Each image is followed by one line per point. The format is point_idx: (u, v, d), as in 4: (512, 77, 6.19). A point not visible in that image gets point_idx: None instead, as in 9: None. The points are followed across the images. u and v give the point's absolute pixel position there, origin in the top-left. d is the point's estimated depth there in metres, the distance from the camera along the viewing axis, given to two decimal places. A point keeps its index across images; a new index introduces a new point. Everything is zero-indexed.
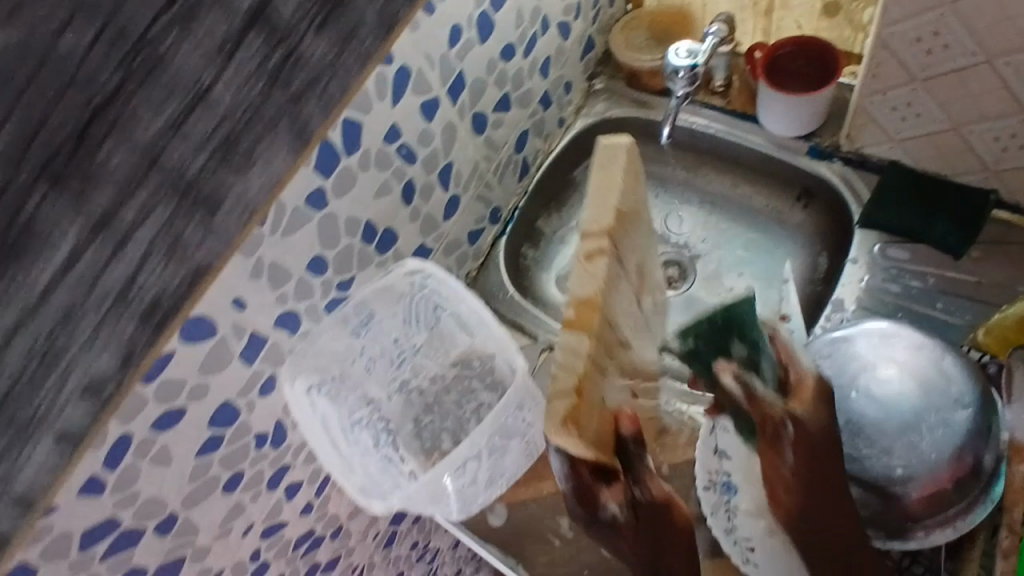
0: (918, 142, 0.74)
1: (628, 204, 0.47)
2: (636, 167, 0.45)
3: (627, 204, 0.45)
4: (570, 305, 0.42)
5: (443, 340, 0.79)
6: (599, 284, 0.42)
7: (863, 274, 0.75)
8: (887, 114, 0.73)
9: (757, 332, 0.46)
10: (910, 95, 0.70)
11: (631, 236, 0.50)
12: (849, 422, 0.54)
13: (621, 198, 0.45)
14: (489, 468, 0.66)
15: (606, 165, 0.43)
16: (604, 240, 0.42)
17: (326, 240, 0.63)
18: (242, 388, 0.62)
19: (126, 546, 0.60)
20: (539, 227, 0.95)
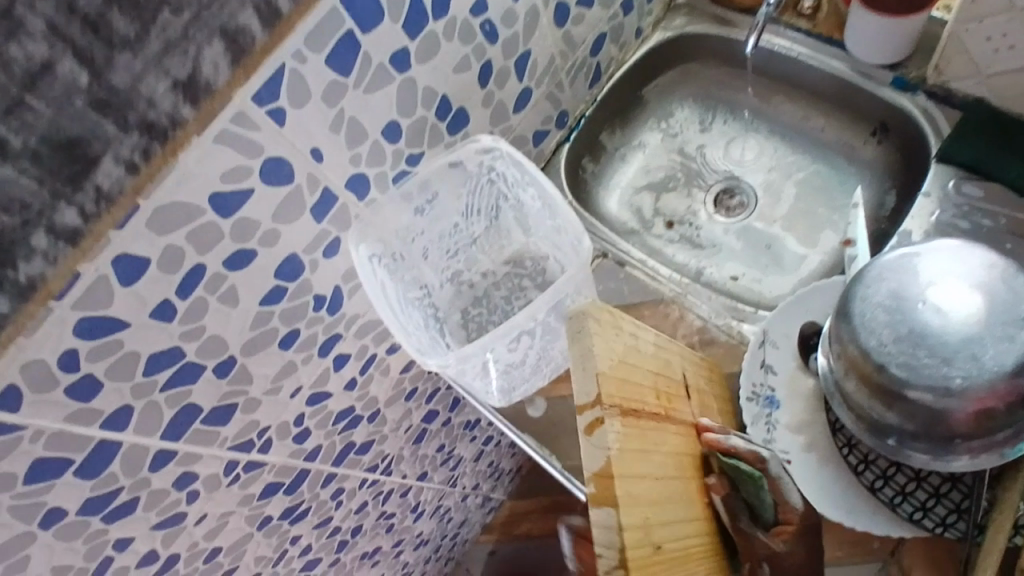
0: (1006, 77, 0.68)
1: (620, 349, 0.53)
2: (606, 319, 0.52)
3: (610, 340, 0.52)
4: (590, 482, 0.48)
5: (499, 236, 0.81)
6: (610, 455, 0.48)
7: (934, 208, 0.74)
8: (981, 45, 0.67)
9: (759, 468, 0.58)
10: (1006, 24, 0.64)
11: (631, 357, 0.56)
12: (912, 332, 0.54)
13: (622, 363, 0.52)
14: (538, 351, 0.67)
15: (579, 336, 0.50)
16: (601, 410, 0.48)
17: (403, 106, 0.65)
18: (309, 243, 0.64)
19: (187, 381, 0.63)
20: (600, 140, 0.93)
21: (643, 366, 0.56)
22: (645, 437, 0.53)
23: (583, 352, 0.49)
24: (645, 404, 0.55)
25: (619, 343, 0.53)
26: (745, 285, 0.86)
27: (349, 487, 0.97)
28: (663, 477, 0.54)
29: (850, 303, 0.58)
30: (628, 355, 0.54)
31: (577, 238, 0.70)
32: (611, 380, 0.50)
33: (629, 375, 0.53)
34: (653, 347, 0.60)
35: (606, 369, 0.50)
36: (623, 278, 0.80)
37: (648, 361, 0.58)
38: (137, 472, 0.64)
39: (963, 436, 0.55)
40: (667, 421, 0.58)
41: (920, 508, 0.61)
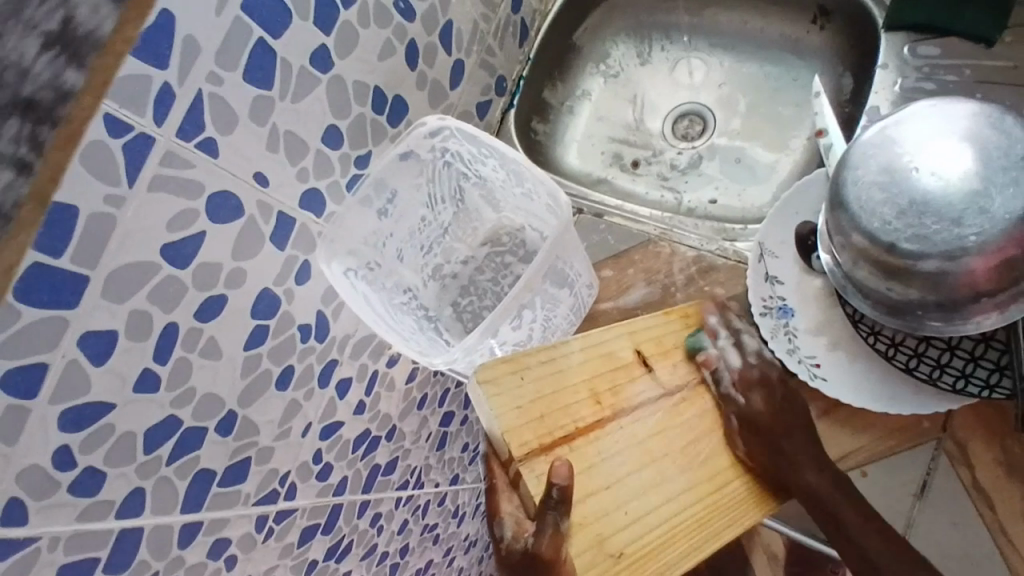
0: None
1: (533, 391, 0.51)
2: (506, 360, 0.51)
3: (520, 381, 0.51)
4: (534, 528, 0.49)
5: (470, 218, 0.79)
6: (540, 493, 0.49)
7: (895, 77, 0.73)
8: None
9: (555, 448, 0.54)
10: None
11: (557, 366, 0.53)
12: (913, 202, 0.53)
13: (537, 405, 0.51)
14: (542, 321, 0.64)
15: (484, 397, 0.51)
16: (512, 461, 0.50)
17: (337, 108, 0.62)
18: (279, 273, 0.61)
19: (191, 448, 0.59)
20: (544, 99, 0.90)
21: (572, 382, 0.53)
22: (587, 462, 0.51)
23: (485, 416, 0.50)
24: (585, 429, 0.52)
25: (526, 389, 0.51)
26: (726, 205, 0.84)
27: (386, 511, 0.94)
28: (625, 481, 0.52)
29: (844, 190, 0.57)
30: (546, 385, 0.52)
31: (549, 197, 0.67)
32: (528, 431, 0.50)
33: (552, 413, 0.51)
34: (584, 352, 0.55)
35: (516, 424, 0.50)
36: (605, 227, 0.77)
37: (585, 372, 0.54)
38: (167, 553, 0.60)
39: (986, 293, 0.54)
40: (625, 417, 0.54)
41: (960, 375, 0.59)
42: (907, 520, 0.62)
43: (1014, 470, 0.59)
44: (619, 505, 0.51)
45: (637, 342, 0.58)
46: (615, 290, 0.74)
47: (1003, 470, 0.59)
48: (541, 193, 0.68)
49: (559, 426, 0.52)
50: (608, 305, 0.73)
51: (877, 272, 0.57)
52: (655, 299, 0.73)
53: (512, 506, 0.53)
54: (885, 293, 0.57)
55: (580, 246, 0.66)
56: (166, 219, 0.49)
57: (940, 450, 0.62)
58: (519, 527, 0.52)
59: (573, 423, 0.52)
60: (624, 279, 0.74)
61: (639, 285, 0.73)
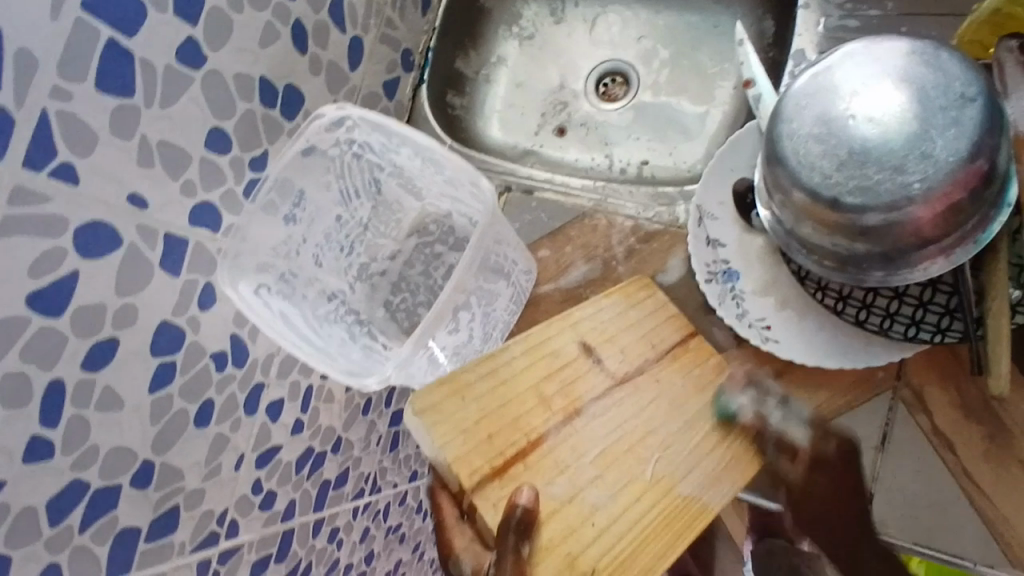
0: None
1: (477, 410, 0.52)
2: (436, 385, 0.52)
3: (456, 405, 0.52)
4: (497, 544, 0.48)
5: (391, 210, 0.73)
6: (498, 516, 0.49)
7: (818, 17, 0.70)
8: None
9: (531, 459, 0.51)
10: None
11: (495, 377, 0.54)
12: (853, 153, 0.50)
13: (484, 424, 0.52)
14: (482, 318, 0.60)
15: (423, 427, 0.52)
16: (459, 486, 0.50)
17: (220, 107, 0.54)
18: (177, 304, 0.54)
19: (106, 509, 0.53)
20: (456, 70, 0.84)
21: (512, 390, 0.54)
22: (544, 475, 0.51)
23: (428, 448, 0.51)
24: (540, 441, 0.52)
25: (468, 407, 0.52)
26: (660, 165, 0.80)
27: (343, 523, 0.89)
28: (589, 488, 0.51)
29: (780, 144, 0.54)
30: (489, 400, 0.53)
31: (472, 184, 0.61)
32: (478, 457, 0.50)
33: (501, 430, 0.52)
34: (525, 362, 0.55)
35: (462, 451, 0.50)
36: (536, 204, 0.73)
37: (533, 382, 0.54)
38: None
39: (932, 240, 0.52)
40: (580, 419, 0.54)
41: (910, 322, 0.58)
42: (871, 476, 0.61)
43: (972, 413, 0.59)
44: (586, 518, 0.50)
45: (582, 335, 0.58)
46: (554, 271, 0.69)
47: (961, 412, 0.59)
48: (463, 181, 0.63)
49: (506, 444, 0.51)
50: (548, 288, 0.69)
51: (820, 230, 0.54)
52: (596, 275, 0.69)
53: (466, 540, 0.51)
54: (831, 249, 0.55)
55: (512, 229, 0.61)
56: (20, 264, 0.42)
57: (897, 400, 0.61)
58: (478, 560, 0.50)
59: (522, 448, 0.52)
60: (563, 258, 0.70)
61: (578, 262, 0.69)
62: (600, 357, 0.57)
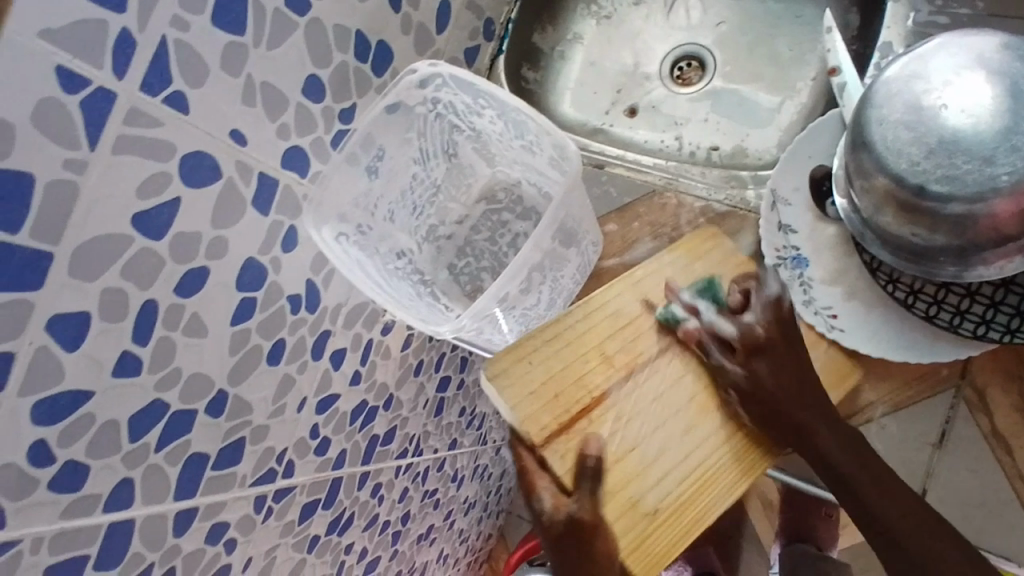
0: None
1: (543, 370, 0.55)
2: (507, 348, 0.55)
3: (526, 367, 0.55)
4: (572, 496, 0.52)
5: (464, 174, 0.74)
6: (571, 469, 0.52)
7: (908, 11, 0.69)
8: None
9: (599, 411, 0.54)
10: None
11: (560, 339, 0.56)
12: (942, 141, 0.50)
13: (552, 384, 0.54)
14: (550, 282, 0.61)
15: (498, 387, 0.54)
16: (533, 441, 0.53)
17: (317, 56, 0.56)
18: (263, 243, 0.56)
19: (180, 433, 0.55)
20: (534, 44, 0.85)
21: (577, 350, 0.56)
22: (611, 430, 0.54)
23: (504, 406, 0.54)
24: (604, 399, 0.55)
25: (537, 368, 0.55)
26: (731, 151, 0.80)
27: (385, 480, 0.91)
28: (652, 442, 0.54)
29: (867, 129, 0.53)
30: (557, 360, 0.55)
31: (554, 150, 0.63)
32: (547, 414, 0.53)
33: (568, 389, 0.54)
34: (590, 325, 0.57)
35: (532, 410, 0.53)
36: (607, 179, 0.73)
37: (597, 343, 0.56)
38: (163, 542, 0.57)
39: (1011, 238, 0.51)
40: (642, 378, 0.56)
41: (981, 322, 0.57)
42: (925, 471, 0.61)
43: None
44: (651, 470, 0.53)
45: (644, 294, 0.59)
46: (620, 246, 0.70)
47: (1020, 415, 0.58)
48: (544, 147, 0.64)
49: (572, 400, 0.54)
50: (613, 262, 0.69)
51: (901, 218, 0.54)
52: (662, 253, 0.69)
53: (545, 484, 0.53)
54: (910, 240, 0.55)
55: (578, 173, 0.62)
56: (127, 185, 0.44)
57: (959, 399, 0.60)
58: (557, 500, 0.52)
59: (587, 405, 0.54)
60: (629, 234, 0.70)
61: (645, 239, 0.69)
62: (662, 315, 0.58)
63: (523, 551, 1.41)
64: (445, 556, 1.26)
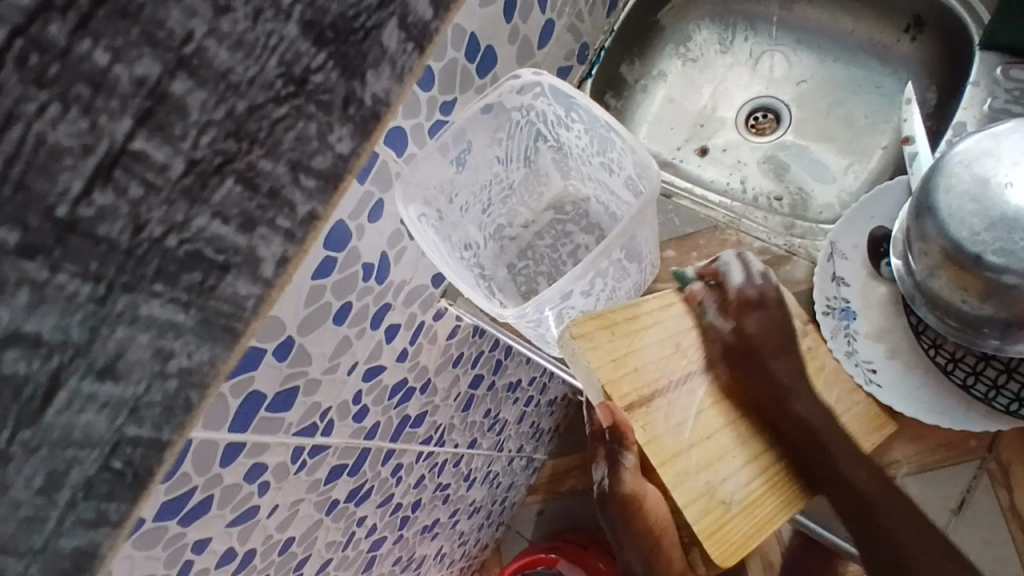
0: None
1: (624, 345, 0.60)
2: (591, 317, 0.60)
3: (605, 342, 0.60)
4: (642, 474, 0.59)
5: (538, 182, 0.79)
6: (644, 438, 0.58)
7: (985, 96, 0.72)
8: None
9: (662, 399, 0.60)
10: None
11: (637, 325, 0.62)
12: (1004, 217, 0.53)
13: (628, 359, 0.60)
14: (608, 293, 0.64)
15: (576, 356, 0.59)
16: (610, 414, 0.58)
17: (434, 50, 0.61)
18: (354, 209, 0.61)
19: (249, 369, 0.59)
20: (621, 74, 0.89)
21: (652, 340, 0.62)
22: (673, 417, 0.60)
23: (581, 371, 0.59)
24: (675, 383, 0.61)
25: (616, 343, 0.60)
26: (792, 203, 0.83)
27: (407, 462, 0.95)
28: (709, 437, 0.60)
29: (933, 196, 0.56)
30: (630, 344, 0.61)
31: (633, 172, 0.67)
32: (627, 385, 0.59)
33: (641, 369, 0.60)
34: (672, 318, 0.63)
35: (611, 377, 0.59)
36: (672, 209, 0.77)
37: (676, 334, 0.63)
38: (209, 469, 0.61)
39: None
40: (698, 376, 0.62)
41: (1015, 397, 0.60)
42: (940, 535, 0.60)
43: None
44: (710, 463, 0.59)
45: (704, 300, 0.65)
46: (675, 272, 0.73)
47: None
48: (624, 168, 0.68)
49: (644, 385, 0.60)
50: (666, 286, 0.72)
51: (953, 283, 0.57)
52: None
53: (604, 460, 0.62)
54: (960, 304, 0.57)
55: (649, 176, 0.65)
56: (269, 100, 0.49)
57: (984, 469, 0.61)
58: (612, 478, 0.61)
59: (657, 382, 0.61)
60: (686, 262, 0.73)
61: (699, 270, 0.73)
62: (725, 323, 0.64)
63: (518, 565, 1.42)
64: (442, 553, 1.28)
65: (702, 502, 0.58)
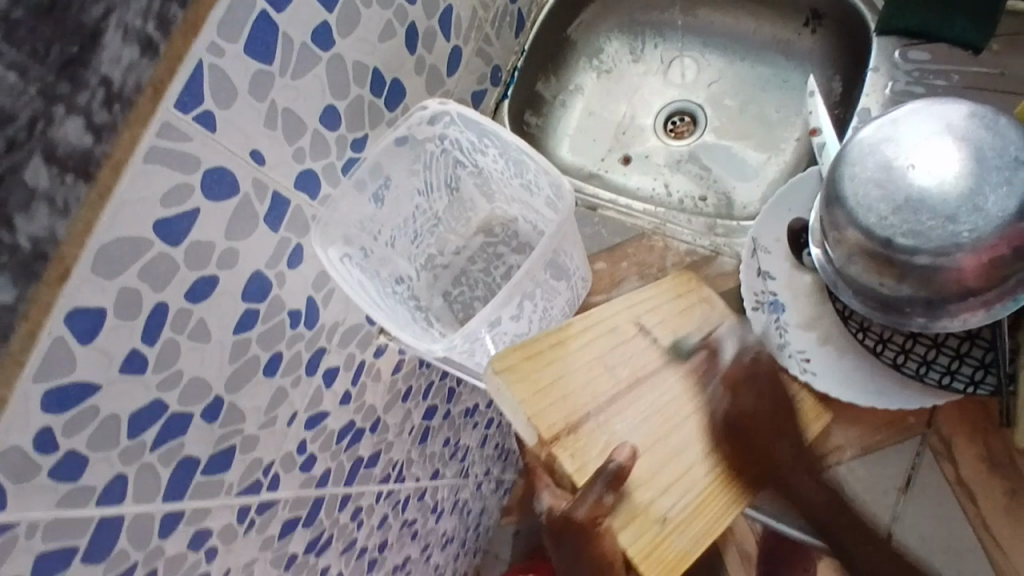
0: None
1: (551, 374, 0.60)
2: (516, 352, 0.59)
3: (534, 374, 0.59)
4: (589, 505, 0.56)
5: (464, 208, 0.78)
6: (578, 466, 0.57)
7: (885, 80, 0.74)
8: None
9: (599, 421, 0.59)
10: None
11: (565, 350, 0.61)
12: (910, 199, 0.53)
13: (556, 387, 0.59)
14: (541, 313, 0.64)
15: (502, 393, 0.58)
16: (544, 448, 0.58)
17: (336, 88, 0.60)
18: (270, 257, 0.59)
19: (176, 434, 0.57)
20: (537, 92, 0.90)
21: (580, 361, 0.61)
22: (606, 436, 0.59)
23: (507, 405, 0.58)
24: (604, 405, 0.60)
25: (543, 371, 0.59)
26: (716, 202, 0.84)
27: (366, 504, 0.92)
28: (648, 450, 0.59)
29: (840, 185, 0.57)
30: (555, 371, 0.60)
31: (552, 189, 0.67)
32: (556, 414, 0.58)
33: (571, 395, 0.59)
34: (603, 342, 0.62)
35: (538, 410, 0.58)
36: (599, 220, 0.77)
37: (611, 356, 0.62)
38: (147, 542, 0.58)
39: (974, 292, 0.54)
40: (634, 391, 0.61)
41: (946, 372, 0.61)
42: (891, 514, 0.61)
43: (997, 467, 0.60)
44: (648, 480, 0.58)
45: (636, 316, 0.64)
46: (607, 283, 0.74)
47: (982, 462, 0.61)
48: (542, 187, 0.68)
49: (574, 412, 0.59)
50: (600, 298, 0.73)
51: (870, 267, 0.57)
52: None
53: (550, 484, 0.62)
54: (879, 288, 0.58)
55: (567, 190, 0.65)
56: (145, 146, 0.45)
57: (925, 445, 0.62)
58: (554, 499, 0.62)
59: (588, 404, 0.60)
60: (617, 273, 0.74)
61: (631, 279, 0.73)
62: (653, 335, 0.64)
63: None
64: None
65: (636, 524, 0.56)
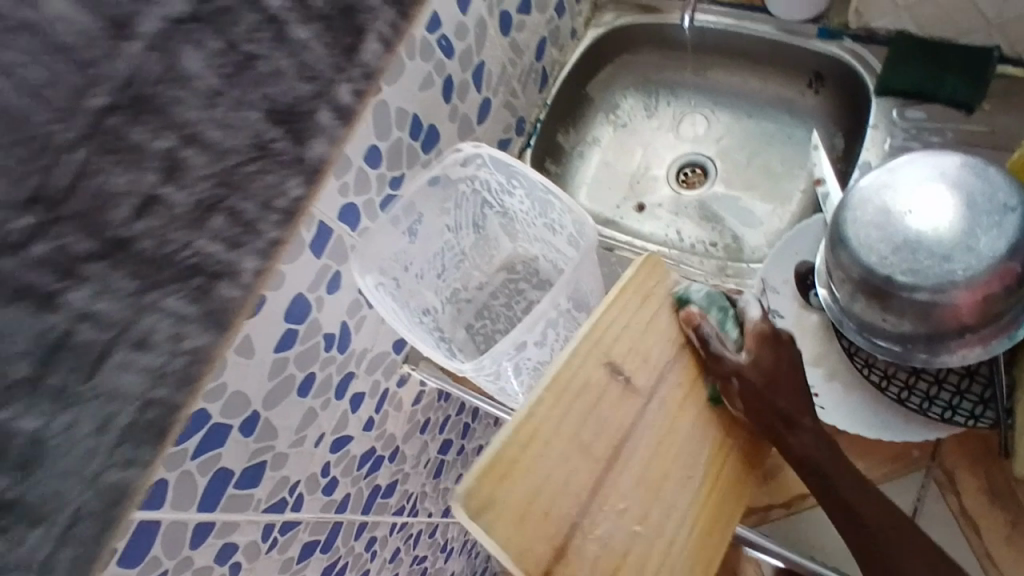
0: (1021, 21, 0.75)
1: (527, 492, 0.49)
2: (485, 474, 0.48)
3: (506, 488, 0.49)
4: None
5: (488, 246, 0.83)
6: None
7: (885, 136, 0.79)
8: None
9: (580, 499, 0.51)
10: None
11: (538, 445, 0.50)
12: (907, 241, 0.57)
13: (535, 505, 0.49)
14: (562, 342, 0.68)
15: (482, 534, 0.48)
16: None
17: (379, 131, 0.66)
18: (312, 282, 0.63)
19: (215, 445, 0.60)
20: (557, 143, 0.96)
21: (557, 451, 0.50)
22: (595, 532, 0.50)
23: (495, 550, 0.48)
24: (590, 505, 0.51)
25: (517, 492, 0.49)
26: (727, 247, 0.89)
27: (381, 535, 0.94)
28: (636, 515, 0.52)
29: (842, 228, 0.61)
30: (532, 484, 0.49)
31: (574, 228, 0.72)
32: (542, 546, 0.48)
33: (553, 504, 0.50)
34: (579, 409, 0.52)
35: (522, 545, 0.48)
36: (615, 260, 0.82)
37: (581, 429, 0.52)
38: (179, 551, 0.61)
39: (970, 329, 0.58)
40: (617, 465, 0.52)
41: (948, 407, 0.64)
42: None
43: (997, 497, 0.63)
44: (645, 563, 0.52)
45: (604, 356, 0.53)
46: None
47: (983, 493, 0.63)
48: (565, 226, 0.73)
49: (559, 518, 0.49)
50: None
51: (872, 305, 0.60)
52: None
53: None
54: (882, 324, 0.61)
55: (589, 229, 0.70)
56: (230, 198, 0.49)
57: (929, 478, 0.65)
58: None
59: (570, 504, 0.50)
60: None
61: None
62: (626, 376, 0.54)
63: None
64: None
65: None
